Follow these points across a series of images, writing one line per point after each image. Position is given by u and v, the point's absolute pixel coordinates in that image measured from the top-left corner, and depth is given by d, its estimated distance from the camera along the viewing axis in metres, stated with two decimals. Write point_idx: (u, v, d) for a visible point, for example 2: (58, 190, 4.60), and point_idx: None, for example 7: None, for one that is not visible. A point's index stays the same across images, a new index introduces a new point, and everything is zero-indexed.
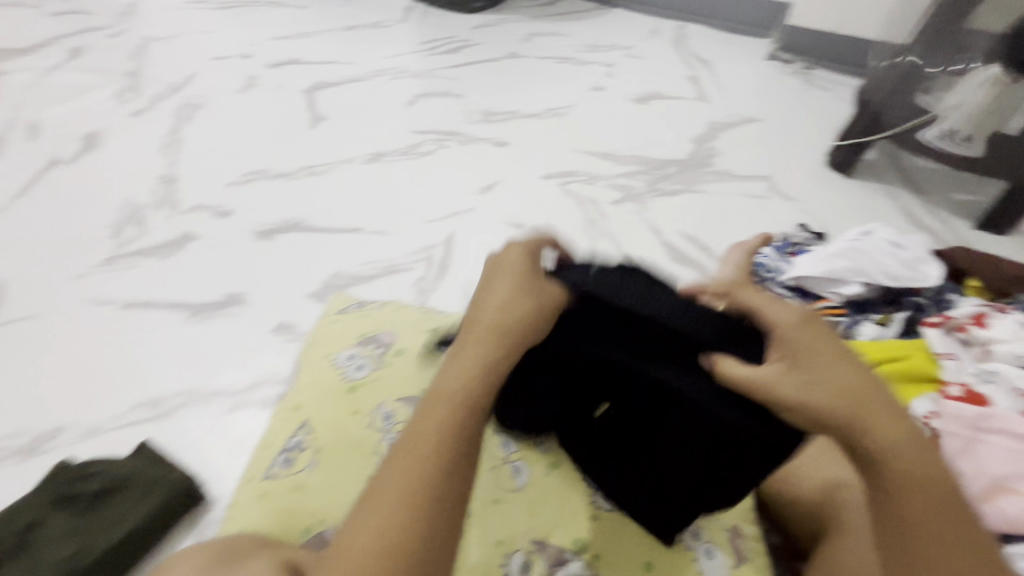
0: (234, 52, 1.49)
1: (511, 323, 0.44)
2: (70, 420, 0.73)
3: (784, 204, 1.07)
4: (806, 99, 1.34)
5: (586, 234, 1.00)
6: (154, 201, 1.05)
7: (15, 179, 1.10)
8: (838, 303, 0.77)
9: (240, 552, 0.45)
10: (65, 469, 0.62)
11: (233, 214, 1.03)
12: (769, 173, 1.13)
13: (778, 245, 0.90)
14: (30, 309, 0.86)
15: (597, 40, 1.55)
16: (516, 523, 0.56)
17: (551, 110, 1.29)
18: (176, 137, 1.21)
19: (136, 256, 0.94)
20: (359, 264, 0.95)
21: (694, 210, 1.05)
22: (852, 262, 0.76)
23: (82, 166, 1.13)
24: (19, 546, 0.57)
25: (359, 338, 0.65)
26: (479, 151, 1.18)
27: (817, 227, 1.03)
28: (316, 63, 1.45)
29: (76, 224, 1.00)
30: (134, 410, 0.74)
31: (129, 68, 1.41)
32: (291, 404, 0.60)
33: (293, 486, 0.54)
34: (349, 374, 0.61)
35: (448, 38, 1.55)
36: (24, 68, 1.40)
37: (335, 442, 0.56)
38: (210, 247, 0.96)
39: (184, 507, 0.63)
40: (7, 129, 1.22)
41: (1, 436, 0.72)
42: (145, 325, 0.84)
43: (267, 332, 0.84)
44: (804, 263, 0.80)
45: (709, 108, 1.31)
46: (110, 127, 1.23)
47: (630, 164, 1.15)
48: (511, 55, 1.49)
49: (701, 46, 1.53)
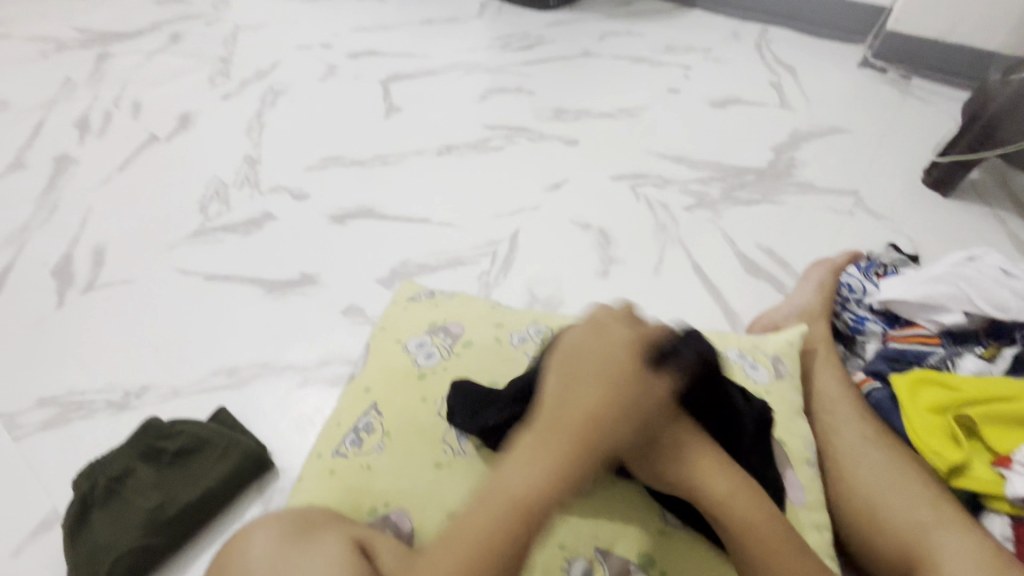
0: (316, 42, 1.55)
1: (607, 415, 0.45)
2: (156, 380, 0.78)
3: (871, 221, 1.00)
4: (901, 111, 1.25)
5: (656, 238, 0.98)
6: (238, 181, 1.11)
7: (118, 153, 1.18)
8: (933, 332, 0.71)
9: (314, 525, 0.46)
10: (152, 425, 0.66)
11: (310, 197, 1.07)
12: (856, 188, 1.07)
13: (865, 264, 0.85)
14: (126, 274, 0.93)
15: (674, 41, 1.51)
16: (579, 528, 0.50)
17: (624, 111, 1.27)
18: (260, 121, 1.27)
19: (220, 232, 1.00)
20: (425, 254, 0.96)
21: (771, 222, 1.00)
22: (955, 289, 0.70)
23: (177, 144, 1.21)
24: (110, 493, 0.61)
25: (428, 326, 0.66)
26: (548, 148, 1.17)
27: (908, 248, 0.96)
28: (393, 55, 1.49)
29: (170, 198, 1.07)
30: (212, 377, 0.79)
31: (222, 55, 1.50)
32: (362, 385, 0.61)
33: (362, 466, 0.55)
34: (418, 361, 0.62)
35: (522, 34, 1.55)
36: (130, 51, 1.51)
37: (403, 427, 0.57)
38: (287, 228, 1.00)
39: (255, 473, 0.66)
40: (113, 106, 1.32)
41: (96, 390, 0.77)
42: (226, 297, 0.89)
43: (336, 313, 0.86)
44: (896, 286, 0.74)
45: (792, 116, 1.24)
46: (203, 109, 1.31)
47: (704, 170, 1.11)
48: (585, 53, 1.47)
49: (786, 51, 1.46)
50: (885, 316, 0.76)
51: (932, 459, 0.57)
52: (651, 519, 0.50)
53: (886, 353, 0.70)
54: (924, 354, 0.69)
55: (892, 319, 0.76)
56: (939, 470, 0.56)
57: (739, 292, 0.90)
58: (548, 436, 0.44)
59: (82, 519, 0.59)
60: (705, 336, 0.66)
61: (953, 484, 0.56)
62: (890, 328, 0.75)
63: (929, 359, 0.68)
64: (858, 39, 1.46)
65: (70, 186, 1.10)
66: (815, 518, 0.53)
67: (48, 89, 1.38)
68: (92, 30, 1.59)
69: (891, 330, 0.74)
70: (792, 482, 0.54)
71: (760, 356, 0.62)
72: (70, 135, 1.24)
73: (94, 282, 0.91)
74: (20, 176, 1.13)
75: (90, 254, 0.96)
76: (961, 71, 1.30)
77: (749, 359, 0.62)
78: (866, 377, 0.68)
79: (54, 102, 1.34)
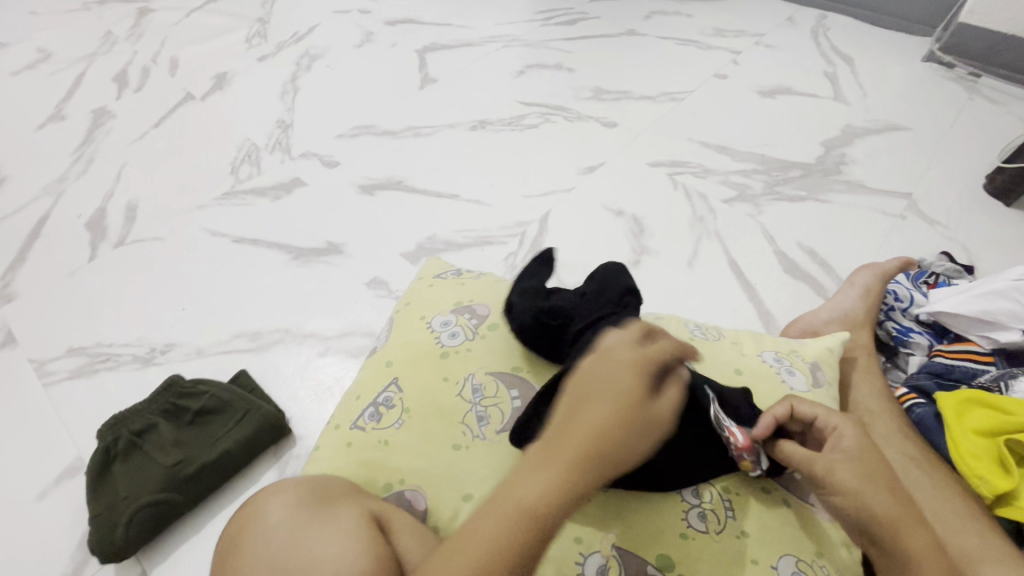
0: (354, 7, 1.52)
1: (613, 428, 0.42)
2: (181, 339, 0.79)
3: (924, 227, 0.94)
4: (966, 111, 1.17)
5: (692, 230, 0.94)
6: (270, 145, 1.10)
7: (154, 109, 1.19)
8: (985, 349, 0.67)
9: (332, 496, 0.46)
10: (176, 382, 0.67)
11: (340, 165, 1.05)
12: (911, 191, 1.00)
13: (915, 272, 0.80)
14: (156, 232, 0.93)
15: (725, 24, 1.44)
16: (599, 522, 0.48)
17: (667, 95, 1.22)
18: (295, 85, 1.25)
19: (250, 195, 1.00)
20: (453, 231, 0.94)
21: (816, 221, 0.95)
22: (1015, 304, 0.65)
23: (212, 103, 1.20)
24: (130, 448, 0.61)
25: (454, 305, 0.64)
26: (585, 129, 1.13)
27: (962, 259, 0.90)
28: (431, 24, 1.45)
29: (202, 158, 1.07)
30: (236, 339, 0.79)
31: (260, 15, 1.48)
32: (384, 360, 0.61)
33: (379, 441, 0.54)
34: (442, 340, 0.61)
35: (565, 9, 1.49)
36: (170, 7, 1.51)
37: (423, 406, 0.56)
38: (316, 195, 1.00)
39: (273, 438, 0.66)
40: (152, 62, 1.32)
41: (123, 343, 0.78)
42: (253, 261, 0.89)
43: (361, 284, 0.86)
44: (946, 298, 0.70)
45: (846, 109, 1.17)
46: (239, 69, 1.30)
47: (747, 161, 1.06)
48: (629, 31, 1.41)
49: (844, 39, 1.37)
50: (933, 328, 0.73)
51: (977, 485, 0.53)
52: (672, 522, 0.47)
53: (932, 367, 0.67)
54: (974, 372, 0.65)
55: (940, 332, 0.72)
56: (984, 497, 0.53)
57: (775, 291, 0.86)
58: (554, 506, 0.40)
59: (103, 469, 0.60)
60: (740, 335, 0.63)
61: (999, 512, 0.53)
62: (937, 342, 0.72)
63: (979, 378, 0.64)
64: (924, 31, 1.37)
65: (107, 140, 1.11)
66: (845, 536, 0.49)
67: (89, 42, 1.39)
68: None
69: (940, 344, 0.71)
70: None
71: (797, 362, 0.59)
72: (109, 88, 1.24)
73: (126, 237, 0.92)
74: (60, 127, 1.14)
75: (122, 209, 0.97)
76: None
77: (787, 363, 0.58)
78: (908, 392, 0.64)
79: (95, 55, 1.35)
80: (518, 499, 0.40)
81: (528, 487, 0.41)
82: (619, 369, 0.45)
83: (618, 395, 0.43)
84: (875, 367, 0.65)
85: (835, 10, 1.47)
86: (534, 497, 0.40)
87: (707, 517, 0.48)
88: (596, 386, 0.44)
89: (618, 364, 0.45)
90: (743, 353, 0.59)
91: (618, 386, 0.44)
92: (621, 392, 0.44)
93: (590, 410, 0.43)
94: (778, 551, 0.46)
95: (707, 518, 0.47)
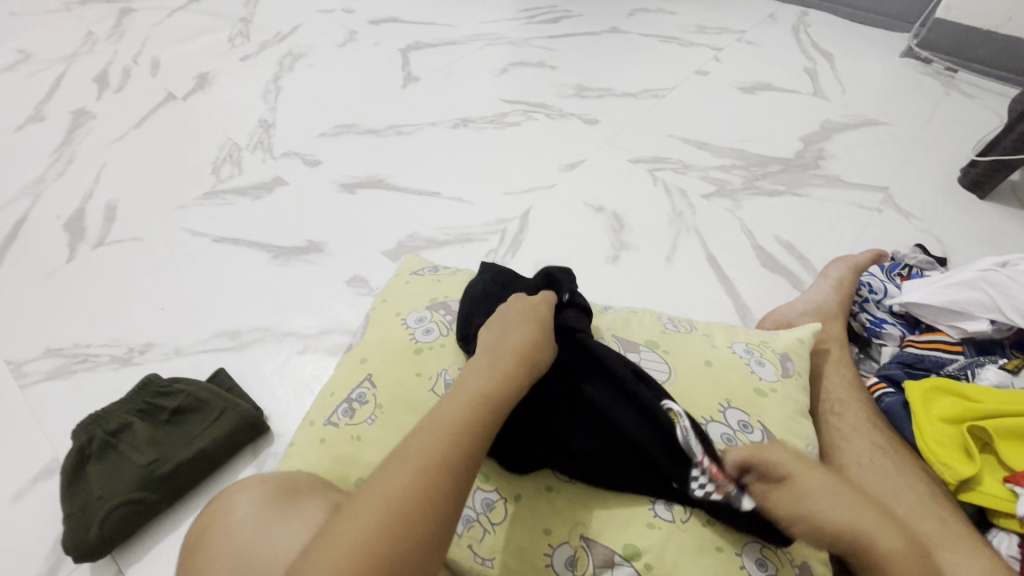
0: (338, 6, 1.52)
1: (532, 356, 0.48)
2: (159, 339, 0.79)
3: (899, 220, 0.96)
4: (943, 105, 1.18)
5: (671, 225, 0.95)
6: (252, 144, 1.10)
7: (135, 109, 1.18)
8: (954, 339, 0.68)
9: (298, 492, 0.46)
10: (152, 381, 0.67)
11: (322, 164, 1.06)
12: (888, 184, 1.01)
13: (889, 264, 0.81)
14: (136, 232, 0.93)
15: (707, 22, 1.44)
16: (568, 513, 0.49)
17: (649, 92, 1.22)
18: (277, 84, 1.25)
19: (230, 194, 0.99)
20: (434, 228, 0.95)
21: (793, 215, 0.96)
22: (983, 294, 0.66)
23: (193, 103, 1.20)
24: (105, 447, 0.61)
25: (429, 302, 0.65)
26: (567, 126, 1.14)
27: (936, 251, 0.91)
28: (414, 22, 1.45)
29: (183, 158, 1.07)
30: (215, 338, 0.79)
31: (243, 15, 1.48)
32: (360, 356, 0.61)
33: (353, 436, 0.55)
34: (416, 336, 0.61)
35: (549, 7, 1.49)
36: (152, 7, 1.51)
37: (397, 401, 0.56)
38: (297, 194, 1.00)
39: (249, 436, 0.66)
40: (133, 62, 1.31)
41: (101, 344, 0.78)
42: (233, 260, 0.89)
43: (341, 282, 0.86)
44: (916, 289, 0.71)
45: (825, 105, 1.18)
46: (221, 69, 1.30)
47: (727, 157, 1.07)
48: (612, 29, 1.42)
49: (824, 36, 1.39)
50: (906, 319, 0.74)
51: (942, 471, 0.54)
52: (639, 511, 0.48)
53: (902, 357, 0.68)
54: (943, 361, 0.66)
55: (911, 323, 0.73)
56: (948, 483, 0.54)
57: (752, 284, 0.86)
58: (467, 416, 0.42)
59: (77, 469, 0.60)
60: (712, 328, 0.63)
61: (962, 497, 0.54)
62: (909, 332, 0.73)
63: (948, 367, 0.65)
64: (903, 27, 1.38)
65: (86, 141, 1.10)
66: None
67: (70, 42, 1.38)
68: None
69: (911, 335, 0.72)
70: None
71: (768, 353, 0.59)
72: (89, 89, 1.24)
73: (105, 237, 0.92)
74: (39, 128, 1.14)
75: (102, 209, 0.97)
76: (1013, 66, 1.21)
77: (758, 356, 0.59)
78: (878, 381, 0.65)
79: (75, 56, 1.34)
80: (446, 411, 0.42)
81: (452, 400, 0.43)
82: (509, 319, 0.51)
83: (523, 326, 0.50)
84: (846, 358, 0.66)
85: (816, 7, 1.48)
86: (463, 405, 0.42)
87: (674, 507, 0.48)
88: (504, 329, 0.51)
89: (514, 310, 0.53)
90: (714, 346, 0.59)
91: (512, 328, 0.50)
92: (515, 332, 0.50)
93: (503, 344, 0.49)
94: (742, 536, 0.47)
95: (673, 506, 0.48)
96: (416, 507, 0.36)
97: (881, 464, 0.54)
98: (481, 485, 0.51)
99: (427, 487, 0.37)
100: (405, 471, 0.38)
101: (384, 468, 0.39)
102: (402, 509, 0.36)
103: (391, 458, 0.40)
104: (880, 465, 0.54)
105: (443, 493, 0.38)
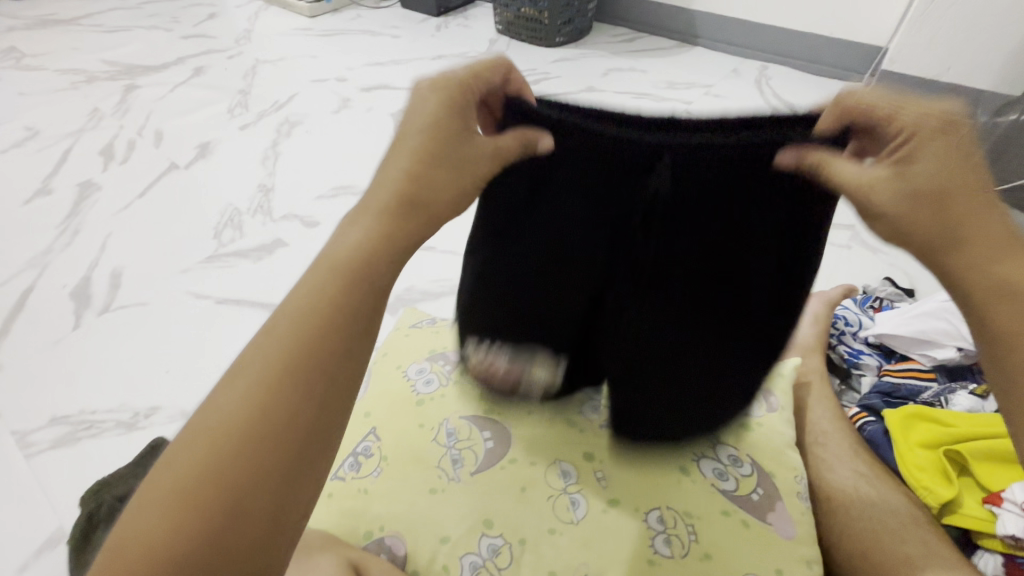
0: (332, 76, 1.62)
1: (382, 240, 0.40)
2: (165, 403, 0.80)
3: (869, 255, 1.01)
4: None
5: None
6: (252, 209, 1.15)
7: (139, 180, 1.24)
8: (927, 367, 0.72)
9: (313, 545, 0.49)
10: (162, 444, 0.70)
11: (321, 225, 1.11)
12: (854, 222, 1.08)
13: (860, 299, 0.86)
14: (140, 298, 0.96)
15: (676, 78, 1.56)
16: (569, 557, 0.51)
17: None
18: (276, 150, 1.32)
19: (231, 257, 1.03)
20: (431, 281, 0.99)
21: None
22: (950, 324, 0.71)
23: (196, 171, 1.26)
24: None
25: (429, 354, 0.68)
26: None
27: (905, 282, 0.97)
28: (404, 88, 1.55)
29: (185, 225, 1.11)
30: None
31: (242, 87, 1.58)
32: (362, 410, 0.63)
33: (359, 490, 0.56)
34: (418, 388, 0.64)
35: (528, 70, 1.61)
36: (155, 83, 1.60)
37: (401, 453, 0.58)
38: (295, 254, 1.04)
39: None
40: (137, 135, 1.38)
41: (106, 410, 0.79)
42: (235, 322, 0.92)
43: None
44: (888, 321, 0.77)
45: None
46: (221, 138, 1.37)
47: None
48: (589, 88, 1.53)
49: (784, 87, 1.51)
50: (881, 349, 0.78)
51: (923, 495, 0.57)
52: (639, 549, 0.51)
53: (880, 387, 0.71)
54: (918, 389, 0.69)
55: (887, 352, 0.78)
56: (932, 507, 0.56)
57: None
58: (290, 344, 0.36)
59: (83, 540, 0.62)
60: None
61: (946, 521, 0.56)
62: (885, 362, 0.77)
63: (923, 395, 0.69)
64: (855, 77, 1.51)
65: (92, 211, 1.15)
66: (803, 552, 0.52)
67: (77, 118, 1.46)
68: (120, 65, 1.70)
69: (888, 364, 0.76)
70: (780, 515, 0.54)
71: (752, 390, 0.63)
72: (95, 162, 1.30)
73: (109, 304, 0.95)
74: (46, 201, 1.18)
75: (107, 277, 1.00)
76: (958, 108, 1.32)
77: (720, 466, 0.56)
78: (859, 411, 0.69)
79: (82, 131, 1.41)
80: (312, 283, 0.38)
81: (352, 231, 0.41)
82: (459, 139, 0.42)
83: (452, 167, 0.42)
84: (828, 389, 0.70)
85: (774, 61, 1.61)
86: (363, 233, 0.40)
87: (671, 544, 0.51)
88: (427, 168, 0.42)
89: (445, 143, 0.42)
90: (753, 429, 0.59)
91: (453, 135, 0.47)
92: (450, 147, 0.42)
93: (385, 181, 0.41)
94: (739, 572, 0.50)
95: (671, 543, 0.51)
96: (222, 481, 0.32)
97: (891, 509, 0.56)
98: (486, 532, 0.52)
99: (253, 428, 0.34)
100: (234, 408, 0.34)
101: (255, 347, 0.37)
102: (237, 438, 0.33)
103: (201, 419, 0.34)
104: (887, 509, 0.56)
105: (254, 449, 0.33)
